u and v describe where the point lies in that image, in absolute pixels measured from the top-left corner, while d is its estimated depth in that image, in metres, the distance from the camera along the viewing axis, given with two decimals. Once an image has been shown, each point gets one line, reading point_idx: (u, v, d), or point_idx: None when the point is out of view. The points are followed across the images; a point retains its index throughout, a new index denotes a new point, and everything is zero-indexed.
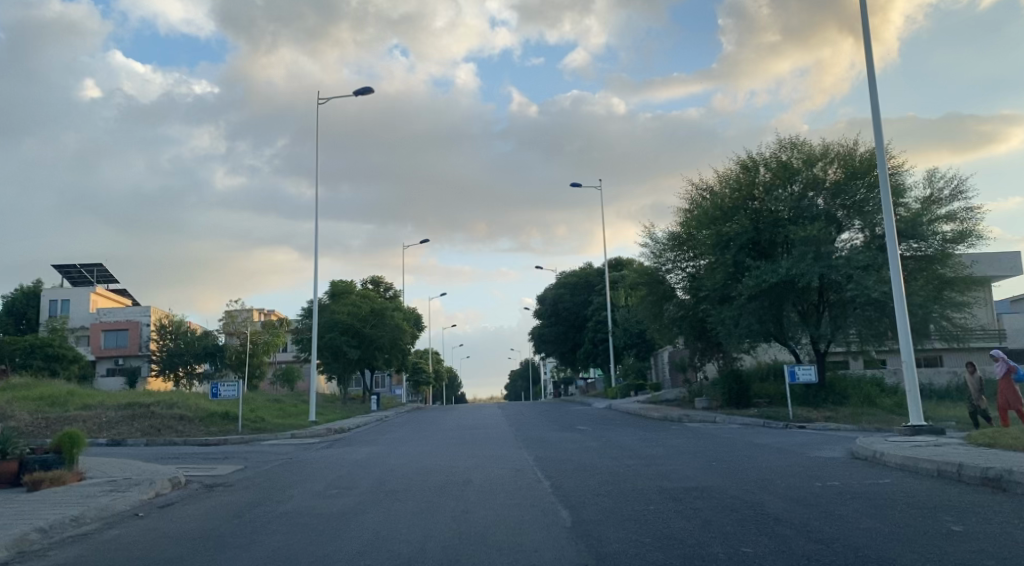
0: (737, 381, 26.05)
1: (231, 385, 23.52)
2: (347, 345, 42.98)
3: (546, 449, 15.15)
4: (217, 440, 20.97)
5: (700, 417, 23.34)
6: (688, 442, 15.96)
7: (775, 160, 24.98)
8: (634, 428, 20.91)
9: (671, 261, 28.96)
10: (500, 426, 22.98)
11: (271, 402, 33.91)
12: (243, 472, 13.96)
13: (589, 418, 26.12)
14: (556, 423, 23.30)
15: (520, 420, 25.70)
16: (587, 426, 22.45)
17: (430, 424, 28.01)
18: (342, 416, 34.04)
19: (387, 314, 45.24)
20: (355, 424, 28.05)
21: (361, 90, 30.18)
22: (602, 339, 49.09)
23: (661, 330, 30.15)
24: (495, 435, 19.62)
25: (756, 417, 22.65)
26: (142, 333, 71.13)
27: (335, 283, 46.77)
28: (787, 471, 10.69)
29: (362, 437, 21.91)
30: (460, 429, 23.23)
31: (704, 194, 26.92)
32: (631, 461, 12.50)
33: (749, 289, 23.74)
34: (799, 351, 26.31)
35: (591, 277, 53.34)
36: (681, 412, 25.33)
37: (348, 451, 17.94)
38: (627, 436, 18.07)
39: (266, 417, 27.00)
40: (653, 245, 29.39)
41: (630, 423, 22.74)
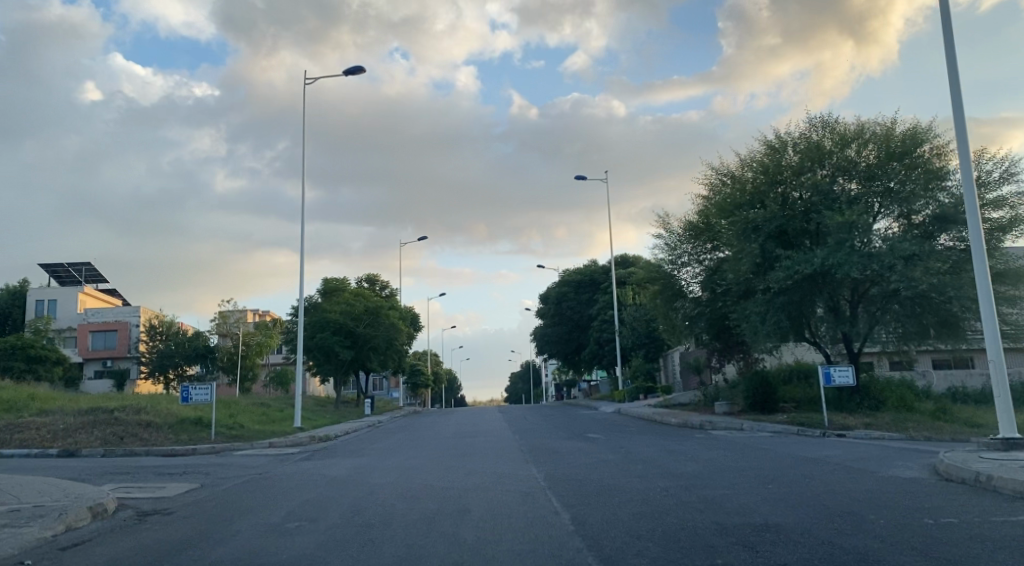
0: (763, 384, 23.78)
1: (204, 388, 21.31)
2: (339, 346, 40.73)
3: (558, 465, 12.90)
4: (185, 450, 18.66)
5: (724, 424, 21.01)
6: (725, 454, 13.71)
7: (805, 141, 22.74)
8: (653, 437, 18.65)
9: (686, 255, 26.68)
10: (501, 434, 20.69)
11: (256, 406, 31.54)
12: (196, 494, 11.62)
13: (599, 425, 23.82)
14: (566, 431, 21.03)
15: (523, 427, 23.37)
16: (599, 433, 20.16)
17: (425, 431, 25.67)
18: (332, 421, 31.75)
19: (382, 313, 42.79)
20: (342, 431, 25.73)
21: (351, 70, 27.97)
22: (608, 339, 46.85)
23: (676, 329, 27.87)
24: (497, 446, 17.28)
25: (788, 424, 20.38)
26: (131, 333, 68.82)
27: (327, 281, 44.56)
28: (871, 500, 8.44)
29: (348, 446, 19.65)
30: (456, 437, 20.96)
31: (724, 179, 24.68)
32: (664, 482, 10.25)
33: (779, 282, 21.49)
34: (830, 351, 24.04)
35: (596, 275, 51.03)
36: (702, 417, 23.01)
37: (328, 465, 15.63)
38: (649, 447, 15.77)
39: (246, 423, 24.75)
40: (667, 237, 27.16)
41: (647, 431, 20.46)
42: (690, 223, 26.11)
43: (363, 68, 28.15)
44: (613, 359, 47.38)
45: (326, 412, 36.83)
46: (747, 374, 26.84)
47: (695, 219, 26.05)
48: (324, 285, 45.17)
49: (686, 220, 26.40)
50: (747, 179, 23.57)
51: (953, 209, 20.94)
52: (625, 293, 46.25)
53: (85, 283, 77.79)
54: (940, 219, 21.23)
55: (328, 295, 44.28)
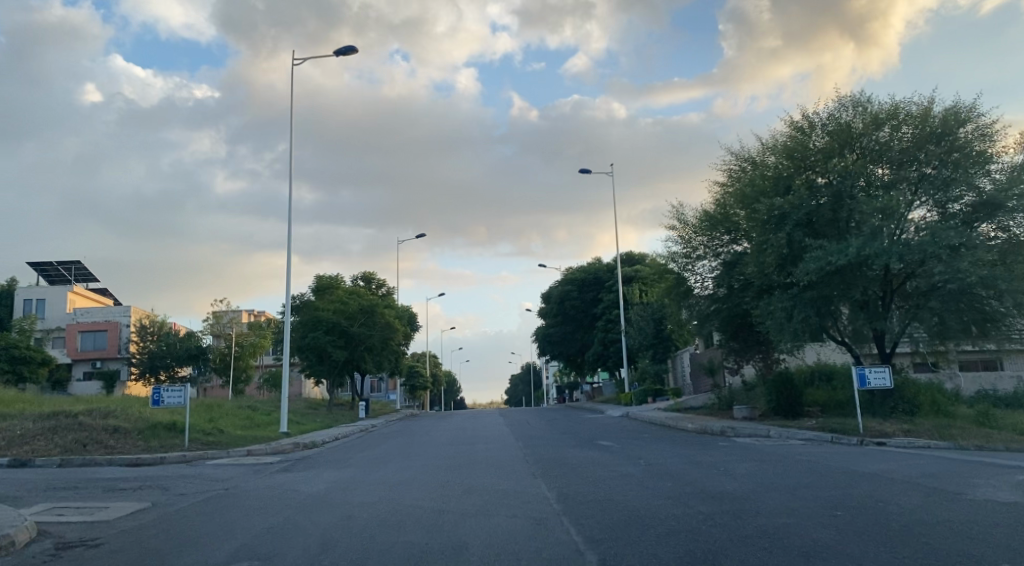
0: (787, 386, 21.93)
1: (176, 390, 19.35)
2: (331, 346, 38.83)
3: (569, 482, 11.05)
4: (152, 459, 16.72)
5: (747, 431, 19.12)
6: (763, 469, 11.88)
7: (834, 122, 20.81)
8: (673, 445, 16.81)
9: (700, 248, 24.83)
10: (503, 442, 18.82)
11: (240, 409, 29.58)
12: (144, 517, 9.76)
13: (610, 431, 22.00)
14: (574, 438, 19.15)
15: (526, 433, 21.49)
16: (611, 441, 18.35)
17: (421, 437, 23.75)
18: (323, 426, 29.80)
19: (377, 312, 40.85)
20: (331, 436, 23.86)
21: (343, 50, 26.17)
22: (614, 340, 44.98)
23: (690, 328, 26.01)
24: (500, 456, 15.41)
25: (819, 431, 18.51)
26: (122, 333, 66.97)
27: (320, 278, 42.64)
28: (982, 535, 6.64)
29: (334, 456, 17.78)
30: (451, 445, 19.11)
31: (746, 164, 22.82)
32: (707, 505, 8.43)
33: (808, 275, 19.65)
34: (858, 350, 22.17)
35: (601, 273, 49.03)
36: (722, 423, 21.11)
37: (308, 478, 13.77)
38: (673, 459, 13.91)
39: (226, 428, 22.93)
40: (681, 227, 25.32)
41: (663, 438, 18.64)
42: (705, 212, 24.28)
43: (356, 48, 26.33)
44: (618, 360, 45.53)
45: (317, 416, 34.99)
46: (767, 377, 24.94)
47: (710, 209, 24.22)
48: (317, 283, 43.26)
49: (701, 210, 24.57)
50: (770, 165, 21.72)
51: (1000, 194, 18.96)
52: (632, 291, 44.41)
53: (75, 282, 75.91)
54: (984, 205, 19.28)
55: (320, 293, 42.31)
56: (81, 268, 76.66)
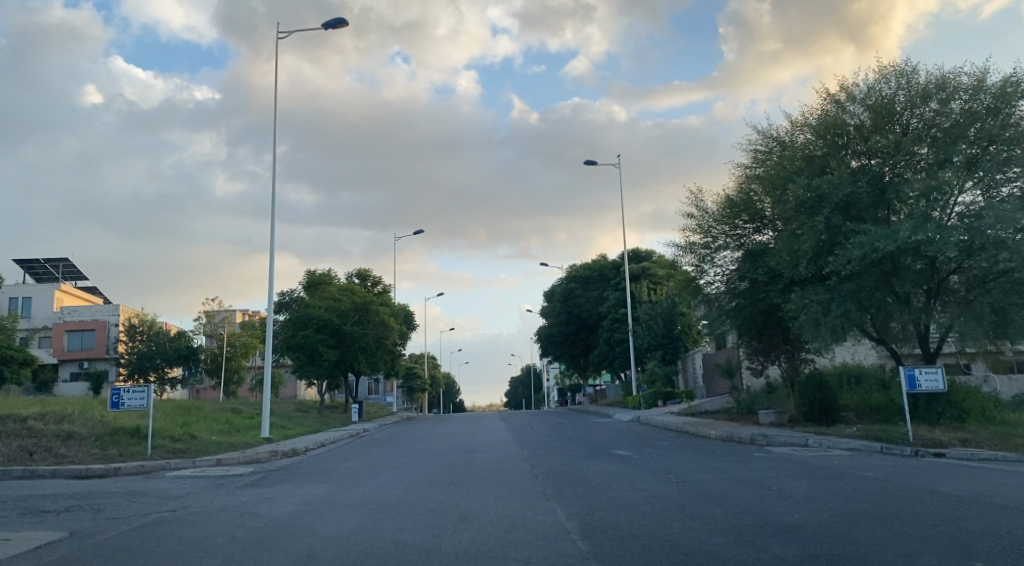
0: (820, 389, 19.77)
1: (138, 391, 17.19)
2: (323, 345, 36.73)
3: (591, 507, 8.96)
4: (105, 469, 14.56)
5: (781, 438, 16.97)
6: (824, 489, 9.79)
7: (876, 95, 18.68)
8: (700, 455, 14.72)
9: (721, 238, 22.78)
10: (506, 451, 16.70)
11: (222, 412, 27.47)
12: (55, 553, 7.65)
13: (623, 437, 19.90)
14: (586, 447, 17.02)
15: (531, 439, 19.34)
16: (627, 450, 16.23)
17: (414, 444, 21.60)
18: (310, 430, 27.72)
19: (373, 310, 38.73)
20: (315, 442, 21.71)
21: (331, 22, 24.07)
22: (620, 340, 42.87)
23: (710, 324, 23.89)
24: (504, 469, 13.35)
25: (863, 439, 16.39)
26: (110, 333, 64.91)
27: (312, 273, 40.46)
28: None
29: (314, 468, 15.62)
30: (447, 454, 17.06)
31: (775, 144, 20.76)
32: (785, 548, 6.36)
33: (850, 262, 17.53)
34: (899, 350, 20.07)
35: (606, 270, 46.87)
36: (749, 429, 18.98)
37: (278, 495, 11.67)
38: (707, 473, 11.82)
39: (199, 434, 20.78)
40: (700, 215, 23.23)
41: (687, 446, 16.53)
42: (727, 198, 22.21)
43: (345, 21, 24.24)
44: (625, 362, 43.42)
45: (307, 419, 32.94)
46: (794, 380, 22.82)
47: (732, 194, 22.15)
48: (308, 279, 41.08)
49: (722, 196, 22.48)
50: (802, 144, 19.67)
51: None
52: (640, 289, 42.33)
53: (63, 279, 73.76)
54: None
55: (312, 290, 40.11)
56: (69, 266, 74.50)
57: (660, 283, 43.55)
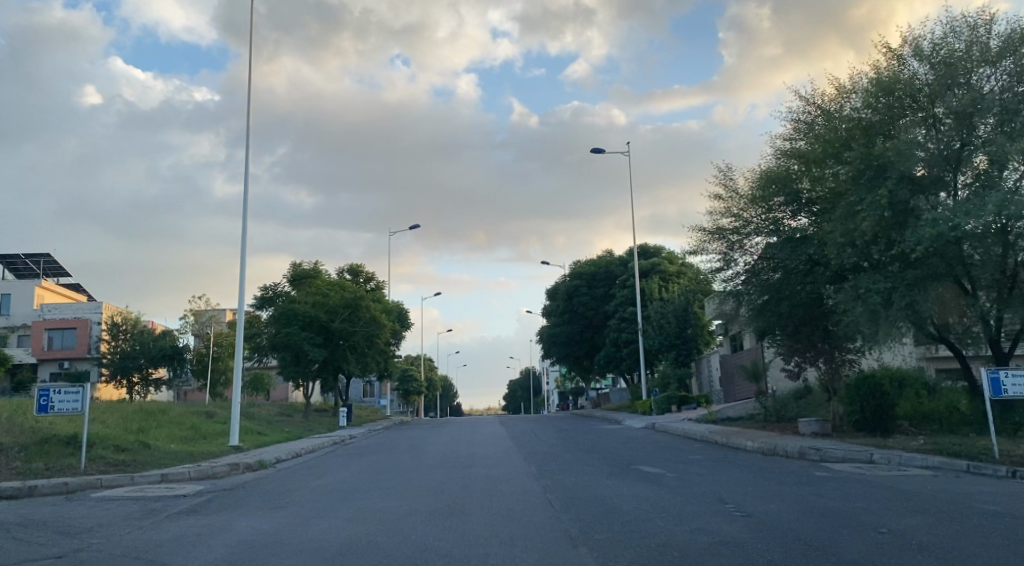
0: (874, 393, 17.07)
1: (71, 392, 14.48)
2: (308, 344, 34.00)
3: (640, 563, 6.24)
4: (17, 487, 11.77)
5: (839, 452, 14.22)
6: (958, 533, 7.07)
7: (945, 49, 15.96)
8: (749, 475, 11.97)
9: (754, 222, 20.08)
10: (510, 467, 13.95)
11: (191, 415, 24.73)
12: None
13: (644, 448, 17.22)
14: (604, 462, 14.31)
15: (538, 452, 16.58)
16: (655, 467, 13.51)
17: (402, 456, 18.85)
18: (289, 437, 24.98)
19: (363, 306, 36.00)
20: (288, 452, 18.98)
21: None
22: (627, 341, 40.19)
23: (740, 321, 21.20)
24: (510, 494, 10.65)
25: (939, 454, 13.67)
26: (92, 332, 62.12)
27: (298, 266, 37.64)
28: None
29: (276, 489, 12.84)
30: (439, 472, 14.34)
31: (821, 111, 18.08)
32: None
33: (918, 245, 14.81)
34: (964, 349, 17.36)
35: (613, 267, 44.14)
36: (794, 440, 16.26)
37: (215, 530, 8.91)
38: (773, 503, 9.10)
39: (153, 441, 18.03)
40: (731, 195, 20.59)
41: (726, 462, 13.82)
42: (761, 175, 19.57)
43: None
44: (634, 364, 40.62)
45: (289, 424, 30.23)
46: (840, 384, 20.10)
47: (767, 171, 19.48)
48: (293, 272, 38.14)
49: (757, 173, 19.81)
50: (855, 110, 16.95)
51: None
52: (650, 286, 39.66)
53: (44, 276, 70.96)
54: None
55: (297, 285, 37.31)
56: (50, 262, 71.70)
57: (671, 280, 40.84)
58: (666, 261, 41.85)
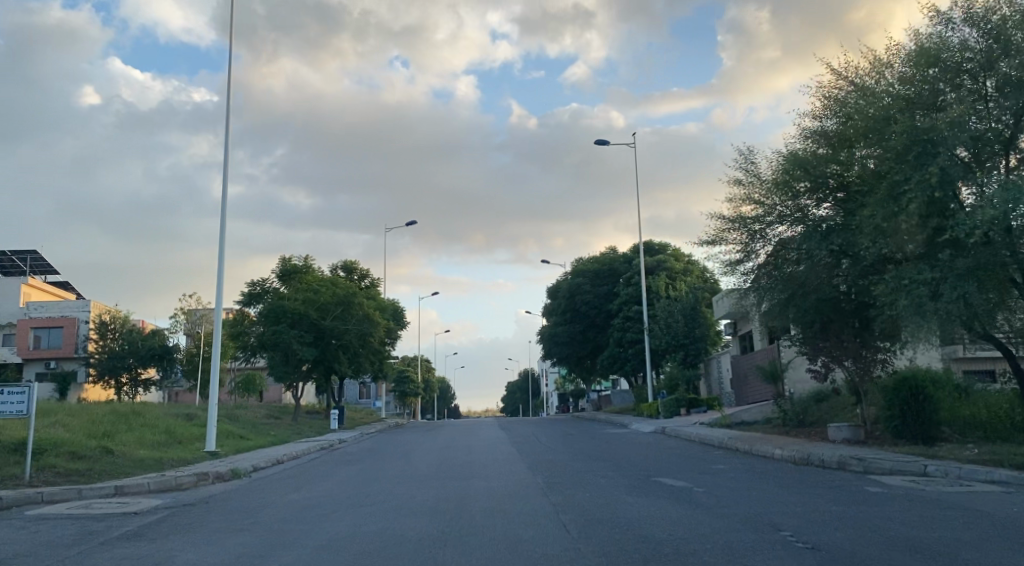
0: (915, 396, 15.42)
1: (17, 392, 12.84)
2: (298, 343, 32.35)
3: None
4: None
5: (884, 461, 12.61)
6: None
7: (1001, 13, 14.36)
8: (792, 491, 10.39)
9: (777, 209, 18.51)
10: (514, 479, 12.36)
11: (168, 417, 23.10)
12: None
13: (660, 456, 15.66)
14: (620, 472, 12.73)
15: (545, 460, 14.95)
16: (678, 479, 11.95)
17: (394, 463, 17.24)
18: (275, 441, 23.34)
19: (356, 302, 34.29)
20: (269, 458, 17.33)
21: None
22: (632, 341, 38.60)
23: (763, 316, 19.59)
24: (517, 516, 9.04)
25: (999, 465, 12.07)
26: (79, 330, 60.49)
27: (287, 261, 35.92)
28: None
29: (245, 506, 11.18)
30: (434, 485, 12.71)
31: (856, 86, 16.52)
32: None
33: (972, 230, 13.15)
34: (1014, 348, 15.71)
35: (617, 264, 42.50)
36: (828, 448, 14.64)
37: (158, 561, 7.26)
38: (837, 530, 7.55)
39: (119, 446, 16.36)
40: (754, 178, 19.04)
41: (757, 474, 12.26)
42: (788, 157, 18.03)
43: None
44: (639, 364, 39.02)
45: (276, 427, 28.58)
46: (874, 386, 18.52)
47: (796, 152, 17.96)
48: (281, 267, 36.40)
49: (783, 155, 18.28)
50: (895, 82, 15.43)
51: None
52: (657, 283, 38.06)
53: (30, 273, 69.38)
54: None
55: (286, 280, 35.64)
56: (38, 259, 70.08)
57: (679, 278, 39.27)
58: (672, 258, 40.28)
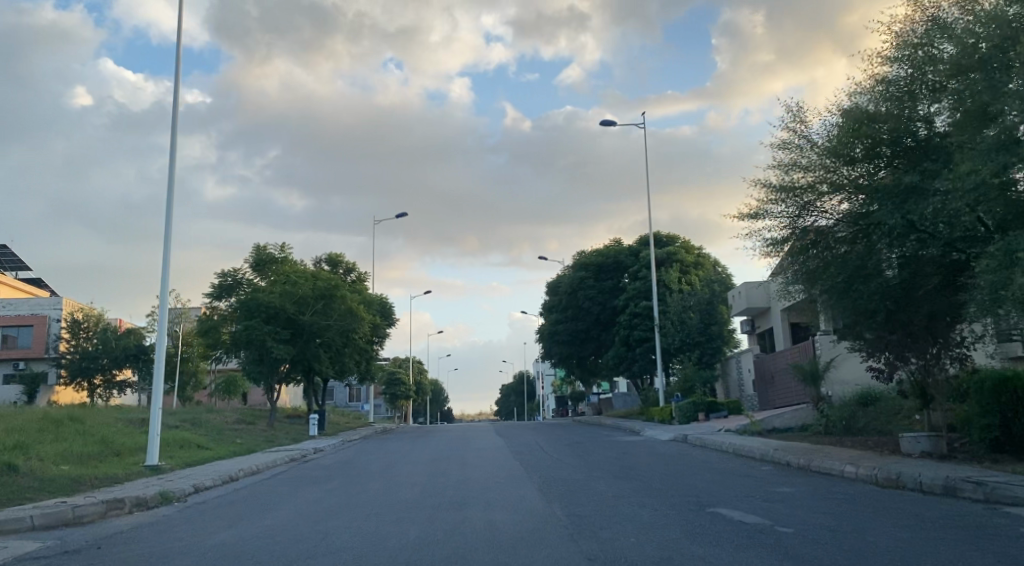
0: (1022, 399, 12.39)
1: None
2: (273, 340, 29.20)
3: None
4: None
5: (1009, 485, 9.58)
6: None
7: None
8: (919, 539, 7.48)
9: (835, 176, 15.62)
10: (527, 512, 9.32)
11: (114, 424, 19.95)
12: None
13: (700, 476, 12.66)
14: (665, 502, 9.72)
15: (559, 481, 11.94)
16: (743, 512, 8.97)
17: (374, 482, 14.20)
18: (240, 452, 20.23)
19: (338, 296, 31.13)
20: (223, 475, 14.26)
21: None
22: (640, 339, 35.67)
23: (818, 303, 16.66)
24: None
25: None
26: (50, 329, 57.28)
27: (256, 250, 32.56)
28: None
29: (153, 551, 8.10)
30: (416, 519, 9.60)
31: (939, 23, 13.65)
32: None
33: None
34: None
35: (623, 257, 39.44)
36: (914, 466, 11.66)
37: None
38: None
39: (29, 461, 13.19)
40: (806, 142, 16.16)
41: (847, 506, 9.27)
42: (847, 112, 15.08)
43: None
44: (648, 365, 36.03)
45: (247, 435, 25.43)
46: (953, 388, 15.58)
47: (857, 107, 14.98)
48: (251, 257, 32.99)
49: (842, 110, 15.33)
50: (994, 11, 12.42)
51: None
52: (669, 276, 35.08)
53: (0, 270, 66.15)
54: None
55: (260, 271, 32.43)
56: (8, 256, 66.84)
57: (690, 271, 36.30)
58: (682, 250, 37.28)
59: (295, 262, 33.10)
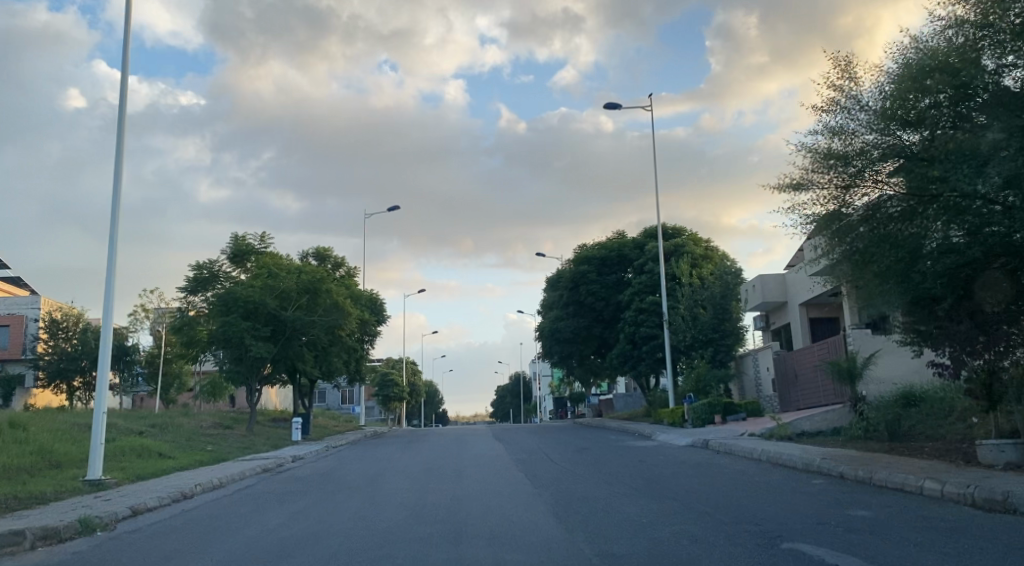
0: None
1: None
2: (252, 337, 26.91)
3: None
4: None
5: None
6: None
7: None
8: None
9: (891, 140, 13.49)
10: (544, 548, 7.09)
11: (65, 430, 17.71)
12: None
13: (745, 493, 10.46)
14: (720, 533, 7.53)
15: (576, 501, 9.72)
16: (828, 548, 6.78)
17: (351, 500, 11.95)
18: (206, 461, 17.97)
19: (324, 289, 28.88)
20: (174, 493, 12.00)
21: None
22: (647, 337, 33.49)
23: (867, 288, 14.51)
24: None
25: None
26: (27, 329, 54.94)
27: (234, 241, 30.26)
28: None
29: None
30: (398, 557, 7.35)
31: None
32: None
33: None
34: None
35: (628, 250, 37.30)
36: (1011, 482, 9.48)
37: None
38: None
39: None
40: (858, 102, 14.06)
41: (960, 540, 7.10)
42: (904, 66, 12.99)
43: None
44: (656, 364, 33.86)
45: (222, 441, 23.19)
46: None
47: (917, 59, 12.88)
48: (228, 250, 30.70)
49: (900, 64, 13.21)
50: None
51: None
52: (679, 269, 32.94)
53: None
54: None
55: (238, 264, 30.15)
56: None
57: (700, 265, 34.19)
58: (691, 243, 35.17)
59: (275, 254, 30.75)
